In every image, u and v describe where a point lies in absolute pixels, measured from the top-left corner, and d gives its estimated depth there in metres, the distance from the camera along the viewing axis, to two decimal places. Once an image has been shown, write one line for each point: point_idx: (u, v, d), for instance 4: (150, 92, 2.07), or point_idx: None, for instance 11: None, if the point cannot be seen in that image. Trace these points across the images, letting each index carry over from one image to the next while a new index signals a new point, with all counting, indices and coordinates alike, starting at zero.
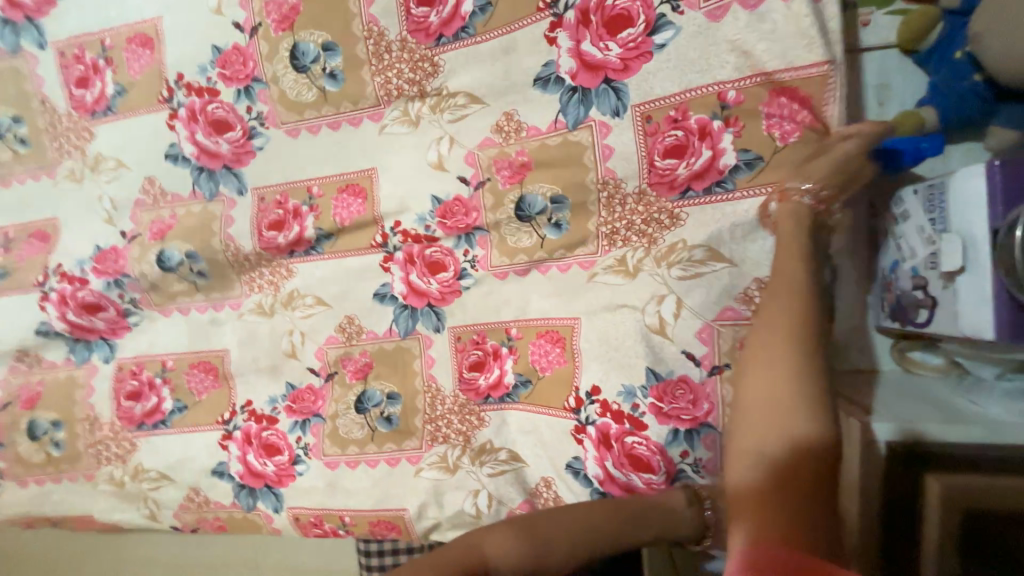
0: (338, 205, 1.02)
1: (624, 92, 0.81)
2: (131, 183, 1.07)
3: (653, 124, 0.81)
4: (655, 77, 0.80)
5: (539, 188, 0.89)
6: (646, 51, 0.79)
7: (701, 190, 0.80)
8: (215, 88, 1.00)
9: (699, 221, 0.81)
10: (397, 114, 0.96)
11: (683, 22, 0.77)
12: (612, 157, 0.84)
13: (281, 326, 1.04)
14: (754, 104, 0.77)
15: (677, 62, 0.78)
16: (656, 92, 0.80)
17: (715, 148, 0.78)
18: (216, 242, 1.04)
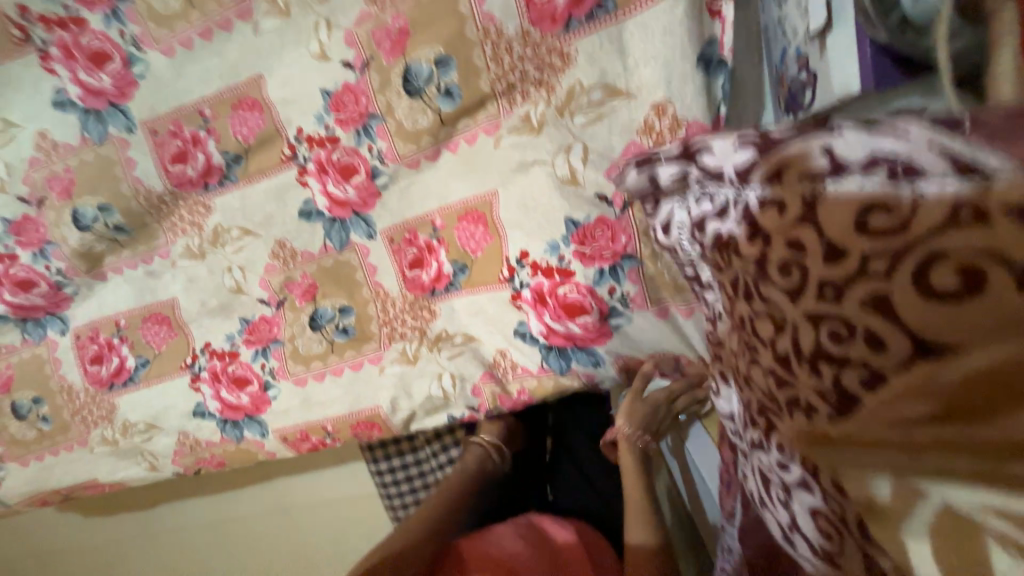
0: (234, 122, 0.96)
1: None
2: (25, 141, 1.01)
3: None
4: None
5: (424, 56, 0.80)
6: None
7: (583, 18, 0.72)
8: (79, 16, 0.91)
9: (591, 56, 0.74)
10: (265, 6, 0.87)
11: None
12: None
13: (220, 264, 1.06)
14: None
15: None
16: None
17: None
18: (125, 187, 1.01)
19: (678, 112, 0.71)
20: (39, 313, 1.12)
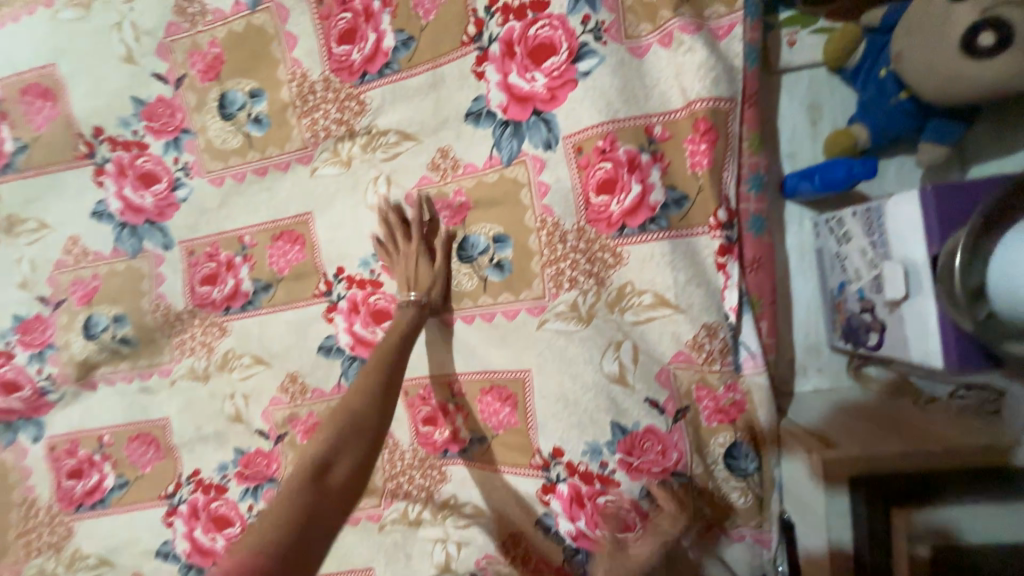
0: (273, 253, 0.96)
1: (553, 123, 0.77)
2: (53, 245, 0.99)
3: (584, 156, 0.76)
4: (580, 106, 0.74)
5: (439, 246, 0.86)
6: (571, 78, 0.74)
7: (636, 227, 0.74)
8: (144, 141, 0.94)
9: (642, 262, 0.75)
10: (327, 156, 0.91)
11: (606, 52, 0.72)
12: (549, 194, 0.79)
13: (223, 388, 0.98)
14: (680, 138, 0.73)
15: (597, 92, 0.73)
16: (592, 119, 0.74)
17: (644, 181, 0.73)
18: (147, 303, 0.98)
19: (728, 337, 0.73)
20: (17, 416, 1.03)
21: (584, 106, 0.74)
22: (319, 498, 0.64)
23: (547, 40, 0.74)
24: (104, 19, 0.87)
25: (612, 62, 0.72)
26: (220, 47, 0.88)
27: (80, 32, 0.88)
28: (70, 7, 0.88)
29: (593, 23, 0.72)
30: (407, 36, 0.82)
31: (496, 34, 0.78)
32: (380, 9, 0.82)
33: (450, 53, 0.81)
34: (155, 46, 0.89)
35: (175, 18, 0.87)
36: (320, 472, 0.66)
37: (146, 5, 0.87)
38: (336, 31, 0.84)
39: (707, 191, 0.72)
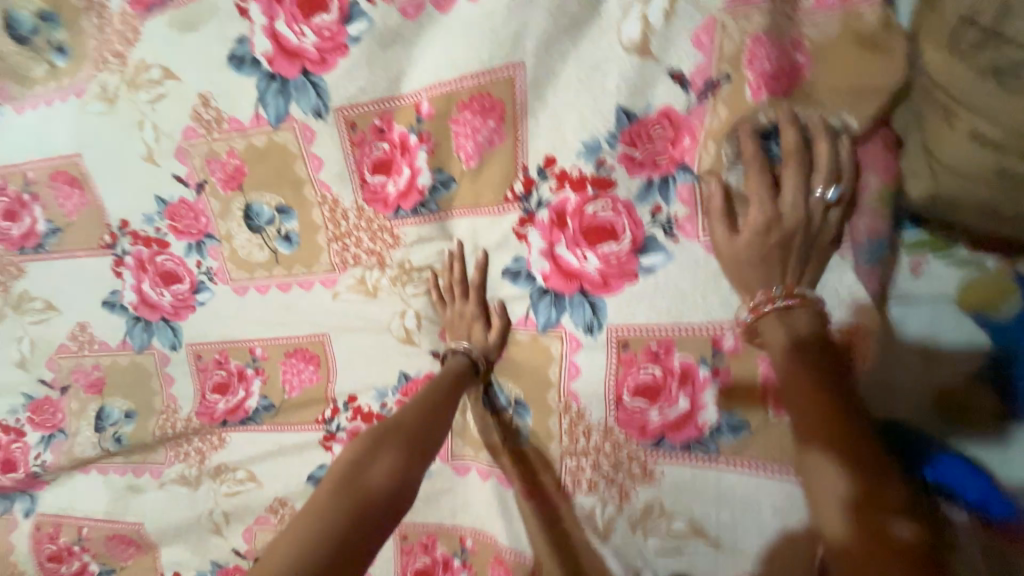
0: (286, 370, 0.90)
1: (601, 308, 0.70)
2: (60, 326, 0.96)
3: (629, 353, 0.68)
4: (639, 304, 0.66)
5: (451, 347, 0.80)
6: (631, 271, 0.66)
7: (677, 443, 0.66)
8: (164, 239, 0.89)
9: (677, 484, 0.66)
10: (352, 282, 0.84)
11: (678, 251, 0.64)
12: (578, 379, 0.73)
13: (210, 499, 0.94)
14: (752, 359, 0.61)
15: (667, 292, 0.65)
16: (642, 319, 0.67)
17: (694, 399, 0.65)
18: (158, 401, 0.94)
19: None
20: (11, 489, 1.02)
21: (638, 304, 0.66)
22: (359, 498, 0.55)
23: (607, 222, 0.67)
24: (129, 116, 0.81)
25: (676, 264, 0.64)
26: (242, 157, 0.79)
27: (106, 127, 0.83)
28: (96, 99, 0.82)
29: (665, 216, 0.63)
30: (448, 177, 0.72)
31: (546, 200, 0.69)
32: (416, 144, 0.71)
33: (492, 206, 0.72)
34: (173, 148, 0.81)
35: (192, 121, 0.78)
36: (353, 477, 0.57)
37: (167, 104, 0.78)
38: (368, 160, 0.74)
39: (775, 430, 0.61)
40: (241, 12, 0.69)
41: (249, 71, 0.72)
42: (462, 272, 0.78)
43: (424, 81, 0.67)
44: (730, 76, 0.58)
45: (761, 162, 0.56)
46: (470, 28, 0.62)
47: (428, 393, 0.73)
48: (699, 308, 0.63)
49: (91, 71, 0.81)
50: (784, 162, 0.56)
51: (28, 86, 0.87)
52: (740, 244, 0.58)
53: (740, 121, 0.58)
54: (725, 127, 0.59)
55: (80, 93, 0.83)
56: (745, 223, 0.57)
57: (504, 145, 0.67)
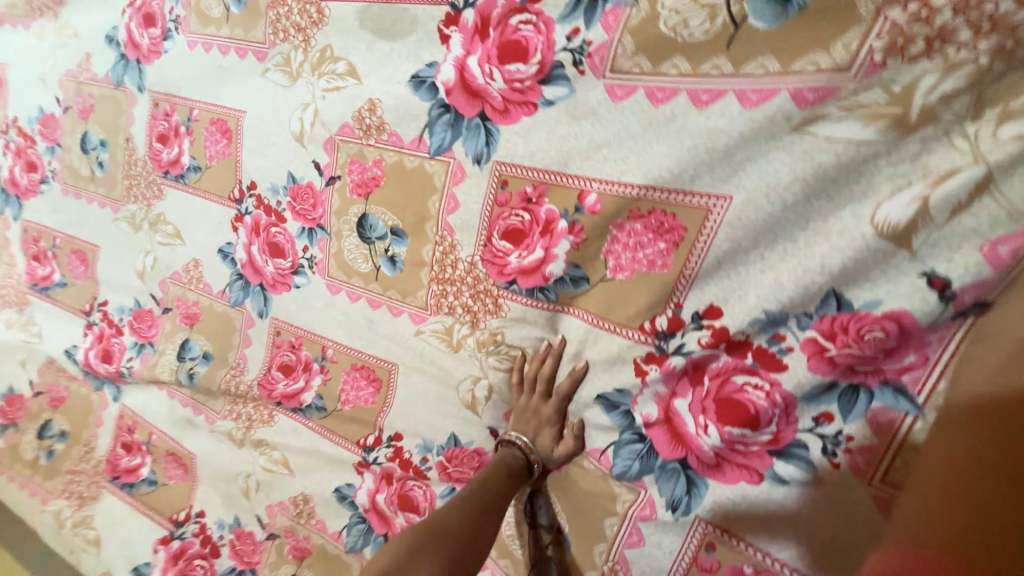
0: (347, 381, 0.87)
1: (699, 492, 0.57)
2: (179, 256, 1.02)
3: (712, 559, 0.57)
4: (752, 511, 0.54)
5: (510, 435, 0.71)
6: (757, 470, 0.54)
7: None
8: (281, 214, 0.89)
9: None
10: (439, 328, 0.78)
11: (829, 478, 0.50)
12: (637, 550, 0.63)
13: (244, 463, 0.96)
14: None
15: (797, 517, 0.52)
16: (746, 531, 0.55)
17: None
18: (231, 356, 0.98)
19: None
20: (101, 374, 1.15)
21: (751, 512, 0.54)
22: None
23: (752, 405, 0.53)
24: (297, 95, 0.81)
25: (821, 491, 0.51)
26: (384, 171, 0.76)
27: (274, 98, 0.84)
28: (275, 68, 0.83)
29: (833, 430, 0.50)
30: (582, 275, 0.63)
31: (687, 347, 0.56)
32: (563, 230, 0.63)
33: (617, 327, 0.61)
34: (325, 139, 0.80)
35: (351, 120, 0.76)
36: None
37: (336, 97, 0.77)
38: (502, 224, 0.68)
39: None
40: (441, 37, 0.66)
41: (424, 94, 0.69)
42: (551, 373, 0.67)
43: (599, 172, 0.58)
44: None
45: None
46: (681, 137, 0.52)
47: (479, 492, 0.64)
48: (828, 557, 0.50)
49: (275, 39, 0.82)
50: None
51: (212, 27, 0.89)
52: None
53: None
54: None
55: (263, 58, 0.84)
56: None
57: (664, 273, 0.56)
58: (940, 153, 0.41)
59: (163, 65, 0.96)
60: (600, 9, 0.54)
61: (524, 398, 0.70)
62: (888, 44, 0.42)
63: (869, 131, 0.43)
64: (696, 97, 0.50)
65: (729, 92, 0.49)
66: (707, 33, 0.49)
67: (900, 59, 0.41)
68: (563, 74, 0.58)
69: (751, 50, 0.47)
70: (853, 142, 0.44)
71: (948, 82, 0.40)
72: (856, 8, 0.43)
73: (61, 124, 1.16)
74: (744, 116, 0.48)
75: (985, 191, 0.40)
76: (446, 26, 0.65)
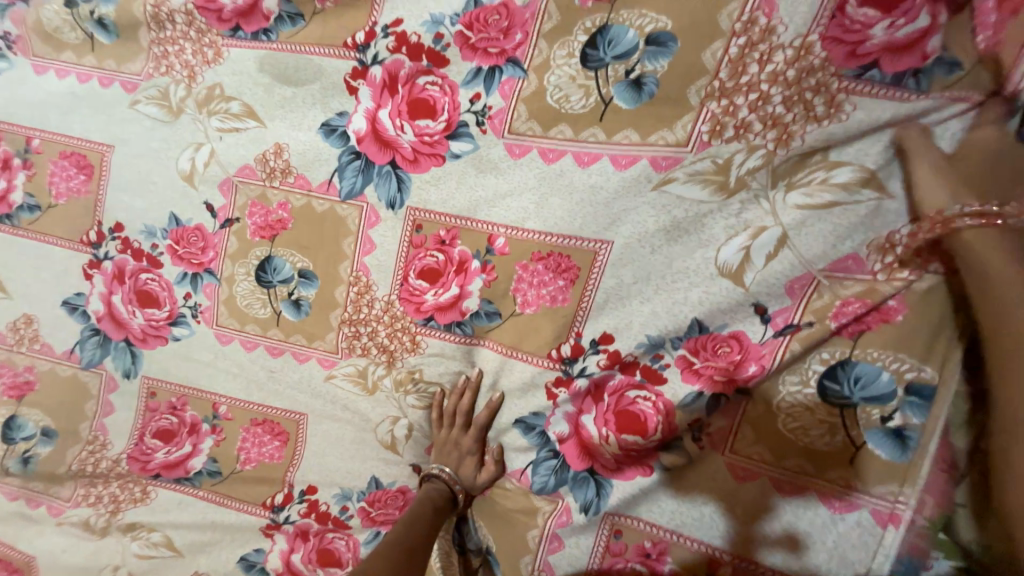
0: (247, 438, 0.80)
1: (606, 490, 0.66)
2: (3, 312, 0.83)
3: (620, 541, 0.65)
4: (648, 498, 0.64)
5: (432, 469, 0.74)
6: (648, 463, 0.64)
7: None
8: (158, 259, 0.79)
9: None
10: (352, 371, 0.76)
11: (698, 460, 0.62)
12: (558, 553, 0.69)
13: (109, 554, 0.81)
14: None
15: (677, 497, 0.63)
16: (644, 512, 0.64)
17: None
18: (85, 428, 0.82)
19: None
20: None
21: (647, 500, 0.64)
22: None
23: (642, 414, 0.63)
24: (184, 133, 0.75)
25: (694, 472, 0.62)
26: (291, 214, 0.74)
27: (152, 133, 0.76)
28: (153, 102, 0.75)
29: (701, 427, 0.61)
30: (494, 310, 0.69)
31: (589, 370, 0.65)
32: (476, 269, 0.68)
33: (529, 356, 0.68)
34: (220, 180, 0.75)
35: (254, 163, 0.73)
36: None
37: (236, 139, 0.73)
38: (417, 264, 0.71)
39: None
40: (349, 88, 0.67)
41: (335, 141, 0.70)
42: (470, 405, 0.72)
43: (505, 219, 0.65)
44: (814, 326, 0.55)
45: (826, 408, 0.55)
46: (571, 192, 0.61)
47: (403, 529, 0.67)
48: (701, 522, 0.62)
49: (154, 72, 0.74)
50: (850, 411, 0.55)
51: (65, 52, 0.77)
52: (764, 478, 0.59)
53: (803, 359, 0.56)
54: (788, 365, 0.56)
55: (135, 89, 0.75)
56: (778, 460, 0.58)
57: (565, 307, 0.64)
58: (753, 211, 0.55)
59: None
60: (496, 79, 0.62)
61: (445, 431, 0.74)
62: (711, 128, 0.55)
63: (705, 193, 0.56)
64: (579, 158, 0.60)
65: (605, 155, 0.59)
66: (585, 107, 0.59)
67: (721, 139, 0.55)
68: (468, 131, 0.64)
69: (618, 122, 0.58)
70: (696, 202, 0.57)
71: (752, 160, 0.54)
72: (688, 99, 0.56)
73: None
74: (618, 175, 0.59)
75: (783, 242, 0.55)
76: (352, 78, 0.67)
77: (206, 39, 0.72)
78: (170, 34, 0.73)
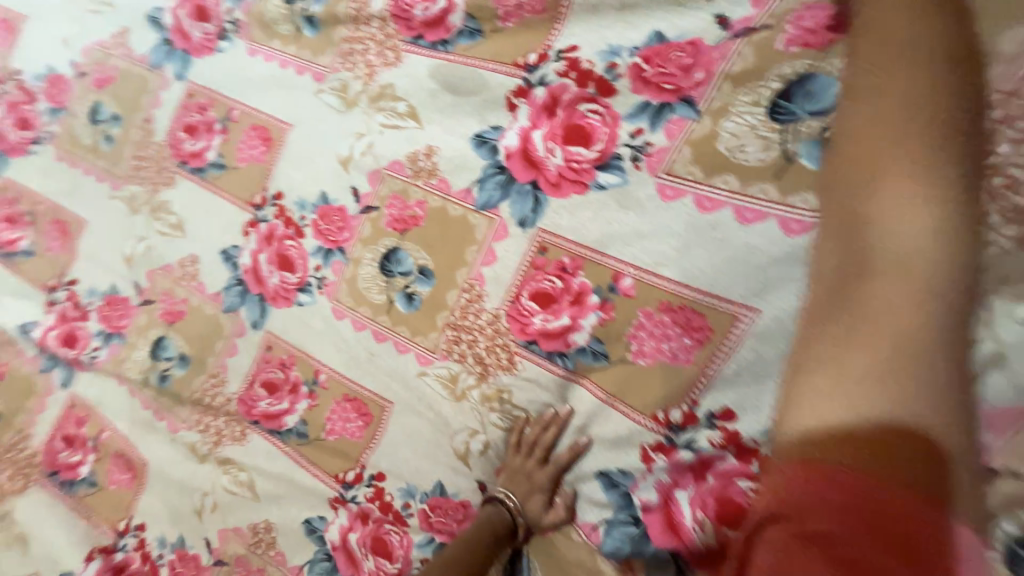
0: (336, 409, 0.84)
1: None
2: (177, 248, 0.98)
3: None
4: None
5: (498, 492, 0.72)
6: None
7: None
8: (302, 230, 0.87)
9: None
10: (444, 373, 0.77)
11: None
12: None
13: (204, 479, 0.91)
14: None
15: None
16: None
17: None
18: (211, 362, 0.93)
19: None
20: (55, 355, 1.05)
21: None
22: None
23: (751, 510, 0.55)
24: (351, 123, 0.82)
25: None
26: (425, 212, 0.77)
27: (326, 120, 0.84)
28: (333, 92, 0.83)
29: None
30: (603, 351, 0.65)
31: (697, 444, 0.59)
32: (593, 304, 0.65)
33: (631, 410, 0.63)
34: (371, 169, 0.81)
35: (404, 160, 0.78)
36: None
37: (394, 135, 0.78)
38: (533, 285, 0.70)
39: None
40: (509, 105, 0.69)
41: (483, 152, 0.71)
42: (553, 441, 0.69)
43: (637, 260, 0.62)
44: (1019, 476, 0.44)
45: None
46: (721, 247, 0.56)
47: None
48: None
49: (341, 67, 0.83)
50: None
51: (276, 41, 0.89)
52: None
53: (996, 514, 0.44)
54: None
55: (321, 79, 0.84)
56: None
57: (686, 368, 0.59)
58: None
59: (213, 63, 0.95)
60: (665, 117, 0.60)
61: (519, 460, 0.71)
62: None
63: None
64: (740, 214, 0.55)
65: (773, 216, 0.54)
66: (761, 161, 0.55)
67: None
68: (620, 165, 0.63)
69: (798, 182, 0.53)
70: None
71: None
72: None
73: (71, 87, 1.07)
74: (786, 241, 0.53)
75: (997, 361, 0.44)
76: (514, 95, 0.69)
77: (391, 43, 0.78)
78: (362, 36, 0.81)
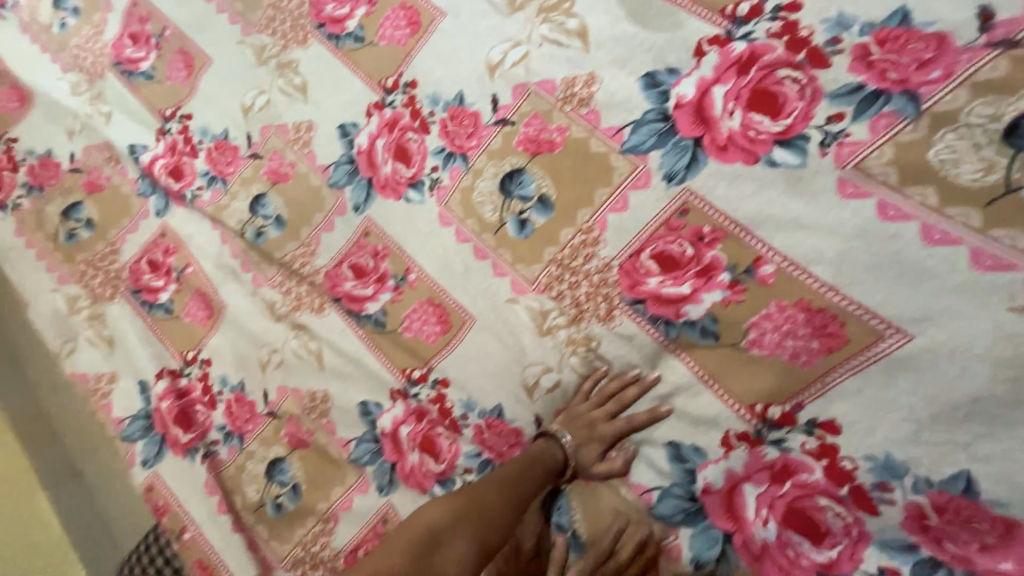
0: (416, 310, 0.86)
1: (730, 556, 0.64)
2: (295, 111, 0.97)
3: None
4: None
5: (555, 430, 0.73)
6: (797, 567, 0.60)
7: None
8: (428, 126, 0.85)
9: None
10: (535, 306, 0.77)
11: None
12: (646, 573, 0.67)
13: (275, 337, 0.96)
14: None
15: None
16: None
17: None
18: (305, 232, 0.95)
19: None
20: (157, 183, 1.08)
21: None
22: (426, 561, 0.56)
23: (825, 521, 0.59)
24: (511, 27, 0.78)
25: None
26: (564, 140, 0.74)
27: (485, 17, 0.80)
28: None
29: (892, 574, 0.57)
30: (714, 331, 0.64)
31: (786, 447, 0.61)
32: (721, 282, 0.63)
33: (726, 394, 0.64)
34: (518, 82, 0.77)
35: (558, 81, 0.74)
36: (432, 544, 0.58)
37: (552, 51, 0.74)
38: (658, 245, 0.68)
39: None
40: (697, 51, 0.64)
41: (649, 95, 0.67)
42: (630, 401, 0.70)
43: (786, 250, 0.60)
44: None
45: None
46: (888, 262, 0.55)
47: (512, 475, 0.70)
48: None
49: None
50: None
51: None
52: None
53: None
54: None
55: None
56: None
57: (805, 372, 0.60)
58: None
59: None
60: (874, 108, 0.56)
61: (586, 407, 0.72)
62: None
63: None
64: (928, 233, 0.53)
65: (967, 245, 0.52)
66: (974, 182, 0.52)
67: None
68: (803, 146, 0.59)
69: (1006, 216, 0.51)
70: None
71: None
72: None
73: None
74: (969, 273, 0.52)
75: None
76: (707, 43, 0.64)
77: None
78: None
